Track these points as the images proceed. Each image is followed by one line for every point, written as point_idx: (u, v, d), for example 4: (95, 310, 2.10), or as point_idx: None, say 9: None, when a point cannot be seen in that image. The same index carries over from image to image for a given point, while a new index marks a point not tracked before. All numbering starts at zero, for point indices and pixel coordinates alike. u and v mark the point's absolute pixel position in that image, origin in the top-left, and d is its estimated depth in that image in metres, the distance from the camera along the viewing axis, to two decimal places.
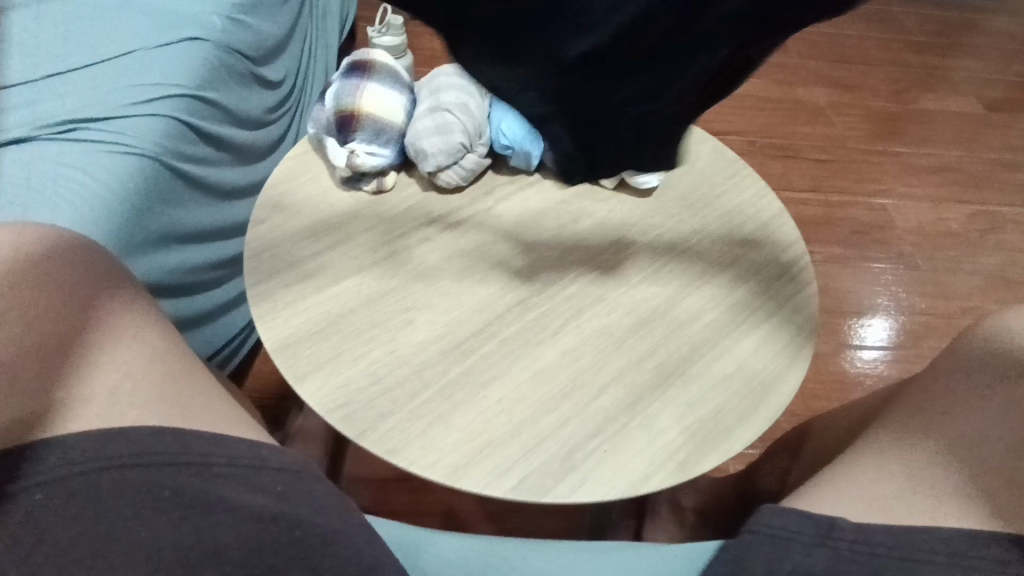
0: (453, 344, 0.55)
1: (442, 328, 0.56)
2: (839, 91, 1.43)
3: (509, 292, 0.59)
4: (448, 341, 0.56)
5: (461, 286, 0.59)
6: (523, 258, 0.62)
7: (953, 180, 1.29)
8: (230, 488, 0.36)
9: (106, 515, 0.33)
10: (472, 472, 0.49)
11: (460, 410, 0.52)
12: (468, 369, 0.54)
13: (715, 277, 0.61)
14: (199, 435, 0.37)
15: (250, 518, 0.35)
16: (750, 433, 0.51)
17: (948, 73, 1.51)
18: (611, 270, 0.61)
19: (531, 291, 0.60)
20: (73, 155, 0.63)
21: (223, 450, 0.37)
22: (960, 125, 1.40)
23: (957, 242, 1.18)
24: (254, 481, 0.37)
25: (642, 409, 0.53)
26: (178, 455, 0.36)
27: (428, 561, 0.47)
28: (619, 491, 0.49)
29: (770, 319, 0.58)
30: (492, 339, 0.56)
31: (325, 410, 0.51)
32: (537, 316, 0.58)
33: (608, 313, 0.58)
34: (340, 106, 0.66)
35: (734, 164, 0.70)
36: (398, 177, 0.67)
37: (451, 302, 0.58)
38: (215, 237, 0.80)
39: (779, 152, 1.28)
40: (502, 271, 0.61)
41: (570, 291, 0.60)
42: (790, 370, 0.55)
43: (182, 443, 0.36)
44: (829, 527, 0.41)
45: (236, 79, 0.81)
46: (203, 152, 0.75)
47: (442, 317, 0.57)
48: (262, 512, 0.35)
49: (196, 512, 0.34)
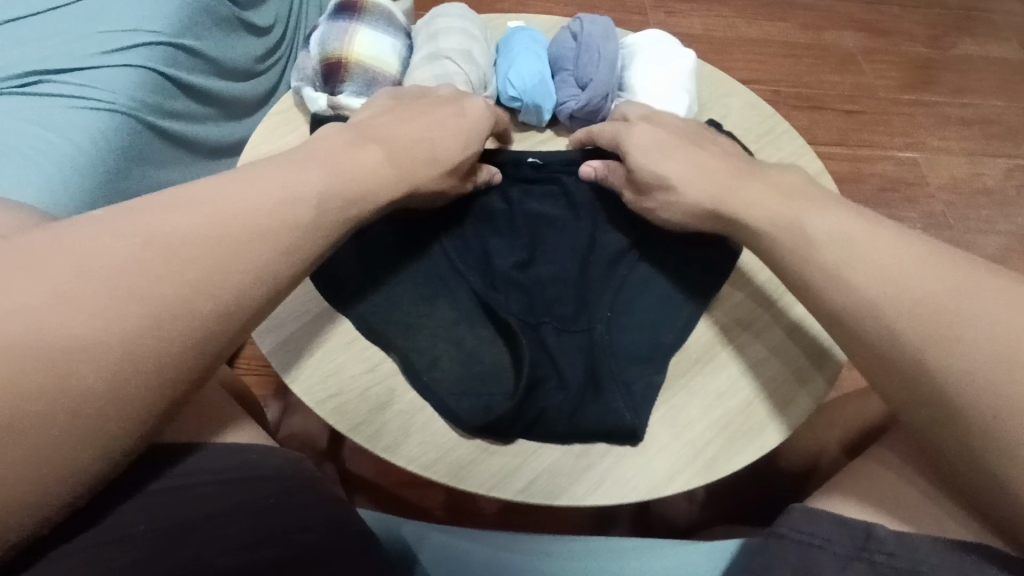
0: (452, 325, 0.50)
1: (432, 309, 0.50)
2: (872, 34, 1.32)
3: (502, 261, 0.53)
4: (446, 324, 0.50)
5: (451, 255, 0.53)
6: (518, 221, 0.55)
7: (990, 133, 1.21)
8: (219, 505, 0.35)
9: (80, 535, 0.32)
10: (476, 469, 0.45)
11: (448, 354, 0.48)
12: (460, 356, 0.49)
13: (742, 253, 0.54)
14: (168, 455, 0.35)
15: (229, 547, 0.34)
16: (787, 425, 0.47)
17: (990, 14, 1.39)
18: (614, 238, 0.54)
19: (525, 263, 0.54)
20: (43, 113, 0.64)
21: (206, 467, 0.35)
22: (1002, 72, 1.30)
23: (989, 201, 1.12)
24: (238, 498, 0.35)
25: (666, 401, 0.48)
26: (154, 485, 0.34)
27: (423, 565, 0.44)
28: (638, 494, 0.44)
29: (803, 297, 0.52)
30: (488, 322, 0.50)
31: (317, 401, 0.47)
32: (532, 297, 0.52)
33: (618, 295, 0.52)
34: (326, 51, 0.59)
35: (772, 117, 0.63)
36: None
37: (438, 278, 0.52)
38: None
39: (805, 103, 1.19)
40: (496, 243, 0.54)
41: (571, 264, 0.54)
42: (830, 355, 0.49)
43: (171, 465, 0.35)
44: (865, 537, 0.37)
45: (221, 25, 0.77)
46: (182, 107, 0.73)
47: (432, 299, 0.51)
48: (241, 542, 0.35)
49: (184, 542, 0.34)
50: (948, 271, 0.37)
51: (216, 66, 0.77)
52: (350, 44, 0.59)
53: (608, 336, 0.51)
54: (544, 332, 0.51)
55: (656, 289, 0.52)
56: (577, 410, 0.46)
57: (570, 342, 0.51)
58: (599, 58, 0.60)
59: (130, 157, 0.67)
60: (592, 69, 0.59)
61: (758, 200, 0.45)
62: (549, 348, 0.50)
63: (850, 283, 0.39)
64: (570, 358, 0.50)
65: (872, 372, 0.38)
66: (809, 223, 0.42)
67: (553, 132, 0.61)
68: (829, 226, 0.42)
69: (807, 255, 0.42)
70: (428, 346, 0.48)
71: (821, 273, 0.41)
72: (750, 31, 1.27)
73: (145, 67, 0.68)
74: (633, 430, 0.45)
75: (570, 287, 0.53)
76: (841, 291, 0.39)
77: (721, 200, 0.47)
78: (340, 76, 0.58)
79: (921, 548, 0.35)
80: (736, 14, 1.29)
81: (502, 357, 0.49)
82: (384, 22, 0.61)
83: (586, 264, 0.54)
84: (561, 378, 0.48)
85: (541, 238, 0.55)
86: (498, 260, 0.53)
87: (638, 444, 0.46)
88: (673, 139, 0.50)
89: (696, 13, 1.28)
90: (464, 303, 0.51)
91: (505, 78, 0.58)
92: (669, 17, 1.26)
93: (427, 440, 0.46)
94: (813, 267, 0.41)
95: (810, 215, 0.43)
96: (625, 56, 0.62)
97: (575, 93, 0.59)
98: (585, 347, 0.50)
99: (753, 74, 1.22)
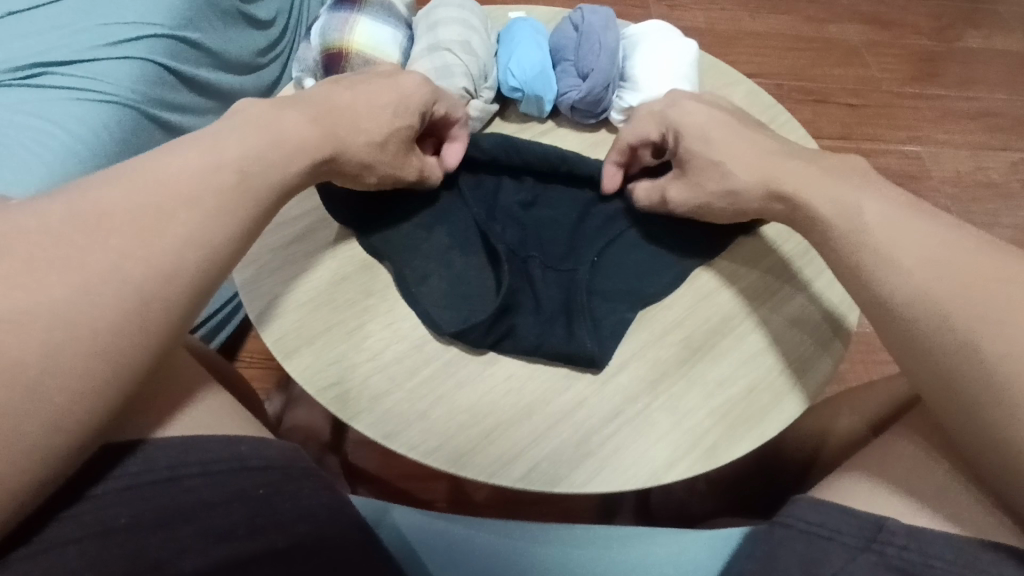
0: (451, 273, 0.51)
1: (430, 266, 0.51)
2: (876, 27, 1.31)
3: (501, 197, 0.55)
4: (444, 274, 0.51)
5: (450, 214, 0.53)
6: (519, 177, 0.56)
7: (995, 126, 1.20)
8: (216, 493, 0.36)
9: (76, 524, 0.32)
10: (476, 457, 0.45)
11: (439, 273, 0.51)
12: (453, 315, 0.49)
13: (744, 242, 0.54)
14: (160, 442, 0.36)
15: (219, 538, 0.35)
16: (786, 414, 0.47)
17: (995, 6, 1.38)
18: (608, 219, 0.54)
19: (518, 205, 0.55)
20: (45, 105, 0.64)
21: (197, 458, 0.36)
22: (1007, 65, 1.29)
23: (994, 193, 1.12)
24: (234, 488, 0.36)
25: (666, 388, 0.48)
26: (143, 475, 0.34)
27: (434, 562, 0.44)
28: (638, 481, 0.44)
29: (799, 278, 0.53)
30: (484, 267, 0.52)
31: (317, 390, 0.47)
32: (522, 233, 0.54)
33: (616, 254, 0.53)
34: (326, 42, 0.59)
35: (772, 108, 0.63)
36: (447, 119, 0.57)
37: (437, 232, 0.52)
38: None
39: (808, 96, 1.19)
40: (501, 195, 0.55)
41: (569, 216, 0.55)
42: (831, 344, 0.50)
43: (168, 453, 0.35)
44: (874, 528, 0.37)
45: (224, 18, 0.78)
46: (185, 100, 0.74)
47: (431, 252, 0.52)
48: (236, 531, 0.35)
49: (175, 530, 0.34)
50: (990, 254, 0.38)
51: (219, 61, 0.77)
52: (350, 35, 0.59)
53: (595, 280, 0.53)
54: (531, 267, 0.53)
55: (647, 246, 0.54)
56: (544, 336, 0.48)
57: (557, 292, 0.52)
58: (600, 49, 0.60)
59: (133, 150, 0.68)
60: (593, 59, 0.59)
61: (808, 183, 0.46)
62: (535, 288, 0.52)
63: (900, 262, 0.39)
64: (550, 288, 0.52)
65: (892, 334, 0.40)
66: (863, 206, 0.43)
67: (554, 123, 0.61)
68: (880, 210, 0.42)
69: (852, 241, 0.42)
70: (419, 275, 0.51)
71: (890, 239, 0.40)
72: (752, 24, 1.26)
73: (148, 60, 0.68)
74: (594, 358, 0.47)
75: (564, 231, 0.55)
76: (896, 273, 0.39)
77: (772, 179, 0.47)
78: (340, 67, 0.59)
79: (931, 541, 0.36)
80: (739, 7, 1.28)
81: (486, 280, 0.52)
82: (384, 12, 0.61)
83: (581, 219, 0.55)
84: (543, 300, 0.51)
85: (545, 201, 0.55)
86: (504, 196, 0.55)
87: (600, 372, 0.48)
88: (715, 124, 0.50)
89: (699, 5, 1.27)
90: (463, 235, 0.53)
91: (505, 69, 0.58)
92: (671, 11, 1.25)
93: (426, 423, 0.46)
94: (864, 247, 0.41)
95: (853, 199, 0.43)
96: (626, 47, 0.62)
97: (575, 84, 0.58)
98: (566, 284, 0.52)
99: (756, 68, 1.21)
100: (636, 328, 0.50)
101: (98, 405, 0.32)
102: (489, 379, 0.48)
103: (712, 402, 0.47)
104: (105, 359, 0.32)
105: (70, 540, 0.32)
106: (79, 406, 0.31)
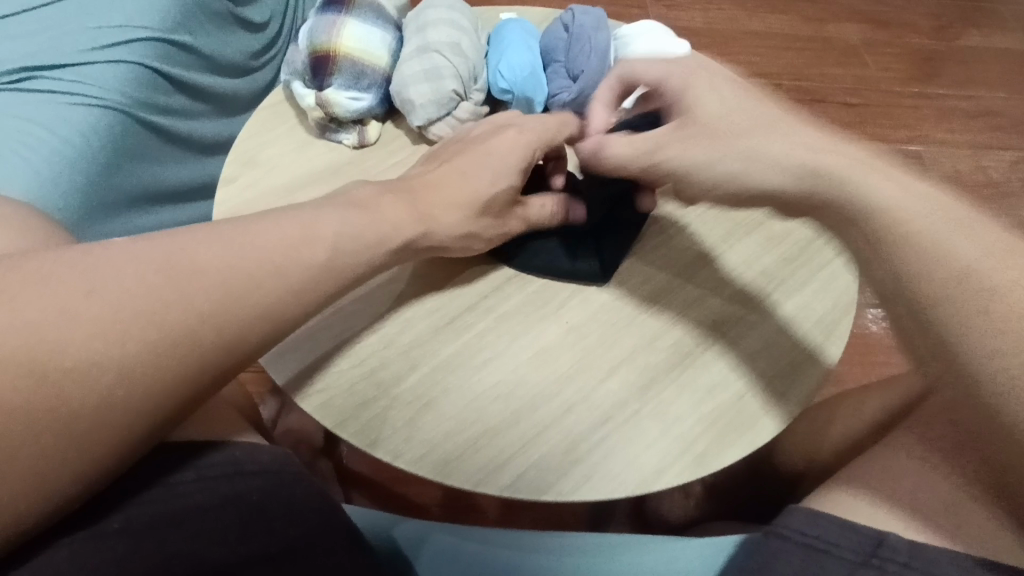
0: (440, 293, 0.51)
1: (429, 289, 0.51)
2: (876, 26, 1.30)
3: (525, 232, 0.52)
4: (432, 291, 0.51)
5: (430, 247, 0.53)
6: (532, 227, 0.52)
7: (994, 125, 1.19)
8: (208, 497, 0.35)
9: (57, 539, 0.32)
10: (463, 465, 0.44)
11: (415, 283, 0.52)
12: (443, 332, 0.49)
13: (711, 263, 0.54)
14: (161, 453, 0.36)
15: (212, 539, 0.34)
16: (778, 421, 0.46)
17: (995, 6, 1.37)
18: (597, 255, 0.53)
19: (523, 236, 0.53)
20: (33, 110, 0.63)
21: (190, 467, 0.36)
22: (1007, 63, 1.28)
23: (995, 193, 1.11)
24: (227, 493, 0.36)
25: (656, 393, 0.47)
26: (134, 490, 0.34)
27: (425, 566, 0.44)
28: (627, 489, 0.44)
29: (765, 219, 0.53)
30: (473, 280, 0.52)
31: (302, 397, 0.46)
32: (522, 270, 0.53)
33: (608, 262, 0.52)
34: (315, 45, 0.59)
35: None
36: (448, 125, 0.57)
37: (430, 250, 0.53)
38: (186, 199, 0.81)
39: (808, 96, 1.18)
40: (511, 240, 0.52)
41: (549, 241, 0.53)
42: (825, 349, 0.49)
43: (165, 465, 0.36)
44: (876, 542, 0.36)
45: (214, 21, 0.77)
46: (178, 103, 0.73)
47: (427, 275, 0.52)
48: (225, 537, 0.34)
49: (168, 535, 0.33)
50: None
51: (211, 63, 0.77)
52: (339, 37, 0.58)
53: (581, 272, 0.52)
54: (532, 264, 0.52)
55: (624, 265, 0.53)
56: (520, 343, 0.49)
57: (542, 297, 0.51)
58: (591, 48, 0.59)
59: (123, 156, 0.67)
60: (584, 59, 0.58)
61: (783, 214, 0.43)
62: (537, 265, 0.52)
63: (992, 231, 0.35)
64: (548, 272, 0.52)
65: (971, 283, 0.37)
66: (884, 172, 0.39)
67: None
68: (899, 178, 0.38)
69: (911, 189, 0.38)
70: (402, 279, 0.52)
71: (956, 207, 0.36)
72: (750, 25, 1.26)
73: (139, 64, 0.67)
74: (568, 372, 0.48)
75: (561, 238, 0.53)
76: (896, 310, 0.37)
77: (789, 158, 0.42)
78: (328, 68, 0.58)
79: (929, 557, 0.35)
80: (737, 7, 1.28)
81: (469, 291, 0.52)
82: (373, 14, 0.60)
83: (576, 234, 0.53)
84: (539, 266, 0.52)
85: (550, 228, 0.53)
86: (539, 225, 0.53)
87: (595, 383, 0.47)
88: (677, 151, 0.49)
89: (697, 5, 1.27)
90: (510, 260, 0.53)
91: (495, 70, 0.59)
92: (669, 12, 1.24)
93: (411, 431, 0.45)
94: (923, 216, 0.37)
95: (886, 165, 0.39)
96: (617, 47, 0.61)
97: (566, 85, 0.58)
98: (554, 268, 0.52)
99: (755, 68, 1.20)
100: (626, 334, 0.50)
101: (109, 429, 0.32)
102: (477, 385, 0.47)
103: (699, 407, 0.47)
104: (102, 381, 0.32)
105: (61, 545, 0.32)
106: (71, 431, 0.31)
